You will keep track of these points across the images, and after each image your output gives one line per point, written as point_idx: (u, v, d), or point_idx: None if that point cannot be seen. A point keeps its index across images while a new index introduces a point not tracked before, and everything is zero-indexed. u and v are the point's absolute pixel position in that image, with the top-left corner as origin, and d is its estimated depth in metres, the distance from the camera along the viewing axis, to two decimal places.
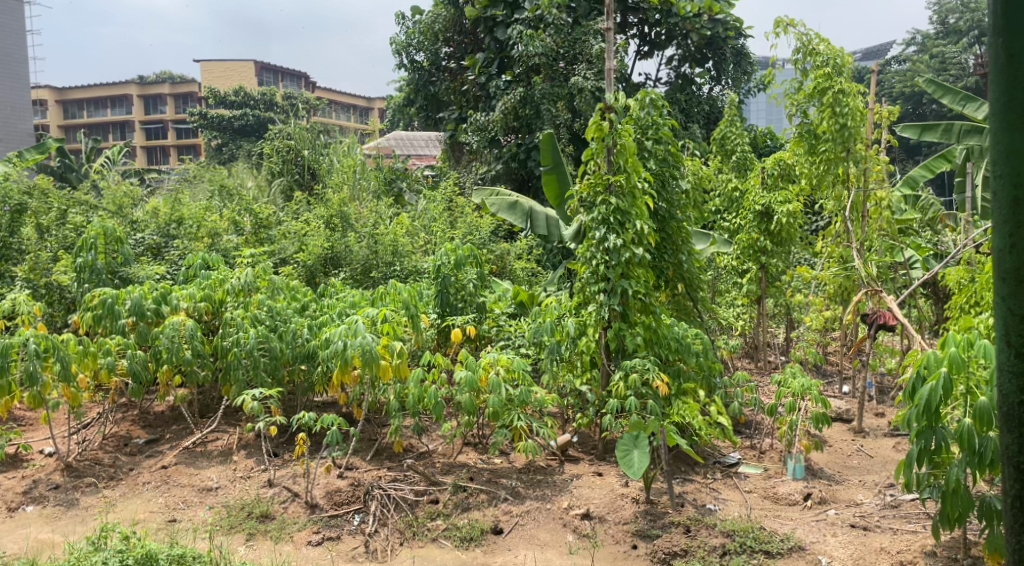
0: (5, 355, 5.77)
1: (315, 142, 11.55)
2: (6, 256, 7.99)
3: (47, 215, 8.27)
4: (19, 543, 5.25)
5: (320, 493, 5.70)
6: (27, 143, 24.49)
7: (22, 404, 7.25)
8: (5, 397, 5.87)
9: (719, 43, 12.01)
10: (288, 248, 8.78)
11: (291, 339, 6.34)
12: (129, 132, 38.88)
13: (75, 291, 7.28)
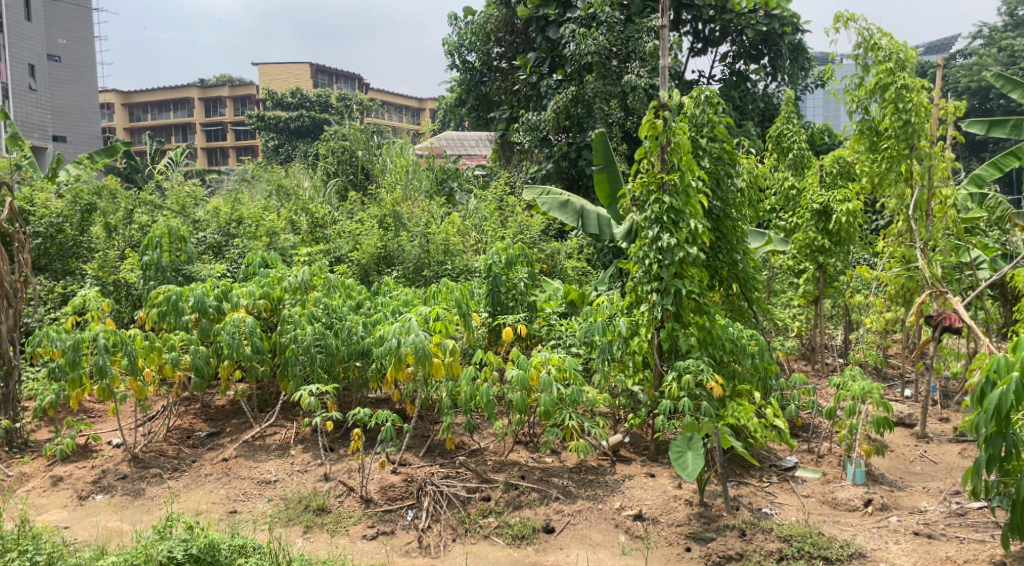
0: (76, 349, 5.98)
1: (369, 142, 11.68)
2: (77, 254, 8.38)
3: (116, 215, 8.54)
4: (89, 531, 5.44)
5: (374, 488, 5.77)
6: (99, 143, 26.07)
7: (91, 396, 7.49)
8: (76, 389, 6.07)
9: (774, 39, 11.84)
10: (342, 247, 8.89)
11: (347, 336, 6.42)
12: (190, 135, 39.95)
13: (141, 288, 7.50)
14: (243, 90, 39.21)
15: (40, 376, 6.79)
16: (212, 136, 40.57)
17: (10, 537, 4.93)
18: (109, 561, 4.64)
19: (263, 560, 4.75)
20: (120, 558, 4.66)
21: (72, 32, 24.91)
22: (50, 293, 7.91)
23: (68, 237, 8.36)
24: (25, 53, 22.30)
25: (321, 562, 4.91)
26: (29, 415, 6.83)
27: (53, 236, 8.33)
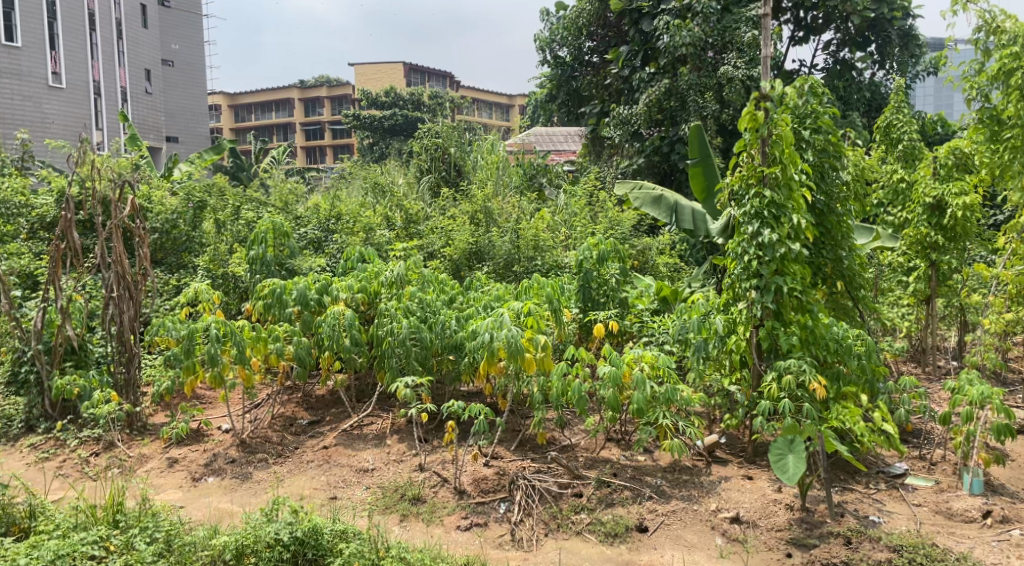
0: (191, 338, 6.26)
1: (461, 139, 11.79)
2: (190, 249, 8.82)
3: (224, 210, 8.91)
4: (202, 511, 5.66)
5: (467, 480, 5.85)
6: (206, 143, 28.42)
7: (202, 384, 7.81)
8: (190, 376, 6.33)
9: (883, 24, 11.50)
10: (435, 243, 9.00)
11: (440, 330, 6.52)
12: (294, 134, 43.72)
13: (248, 281, 7.86)
14: (340, 90, 42.63)
15: (159, 362, 7.14)
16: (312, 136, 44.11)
17: (131, 514, 5.17)
18: (219, 542, 4.83)
19: (363, 546, 4.87)
20: (230, 539, 4.85)
21: (183, 38, 28.11)
22: (165, 285, 8.31)
23: (182, 232, 8.78)
24: (141, 59, 24.83)
25: (418, 550, 5.00)
26: (148, 400, 7.19)
27: (169, 231, 8.71)
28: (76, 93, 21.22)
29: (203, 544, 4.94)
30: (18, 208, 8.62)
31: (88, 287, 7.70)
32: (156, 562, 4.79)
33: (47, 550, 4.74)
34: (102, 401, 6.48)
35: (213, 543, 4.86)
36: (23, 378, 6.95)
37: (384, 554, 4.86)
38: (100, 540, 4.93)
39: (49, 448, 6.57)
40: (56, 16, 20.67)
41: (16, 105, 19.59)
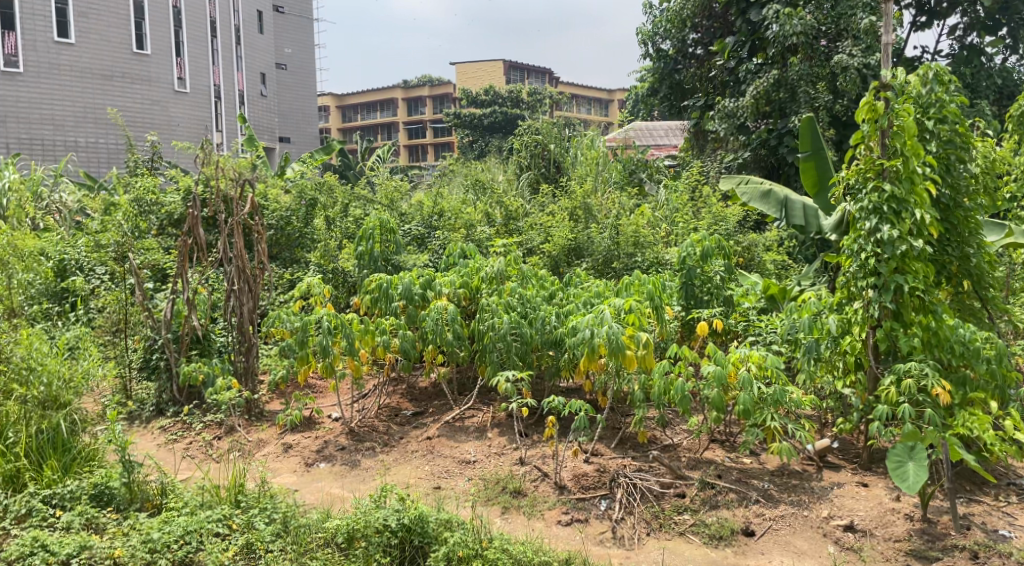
0: (305, 330, 6.51)
1: (561, 136, 11.77)
2: (302, 244, 9.16)
3: (333, 207, 9.31)
4: (315, 495, 5.82)
5: (568, 475, 5.84)
6: (315, 144, 32.70)
7: (314, 374, 8.10)
8: (303, 365, 6.60)
9: (1016, 7, 10.83)
10: (535, 239, 9.06)
11: (540, 326, 6.49)
12: (396, 132, 45.49)
13: (357, 275, 8.14)
14: (442, 89, 44.28)
15: (273, 352, 7.39)
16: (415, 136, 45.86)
17: (251, 495, 5.39)
18: (331, 525, 4.97)
19: (466, 535, 4.92)
20: (341, 523, 4.96)
21: None
22: (280, 279, 8.63)
23: (296, 228, 9.18)
24: (257, 64, 28.75)
25: (520, 542, 5.01)
26: (264, 387, 7.47)
27: (284, 226, 9.17)
28: (198, 97, 24.25)
29: (317, 526, 5.09)
30: (149, 206, 9.01)
31: (213, 279, 8.09)
32: (274, 542, 4.97)
33: (177, 525, 4.99)
34: (224, 388, 6.68)
35: (326, 526, 5.01)
36: (154, 365, 7.36)
37: (487, 545, 4.90)
38: (224, 518, 5.16)
39: (176, 430, 6.84)
40: (182, 25, 23.73)
41: (145, 108, 22.55)
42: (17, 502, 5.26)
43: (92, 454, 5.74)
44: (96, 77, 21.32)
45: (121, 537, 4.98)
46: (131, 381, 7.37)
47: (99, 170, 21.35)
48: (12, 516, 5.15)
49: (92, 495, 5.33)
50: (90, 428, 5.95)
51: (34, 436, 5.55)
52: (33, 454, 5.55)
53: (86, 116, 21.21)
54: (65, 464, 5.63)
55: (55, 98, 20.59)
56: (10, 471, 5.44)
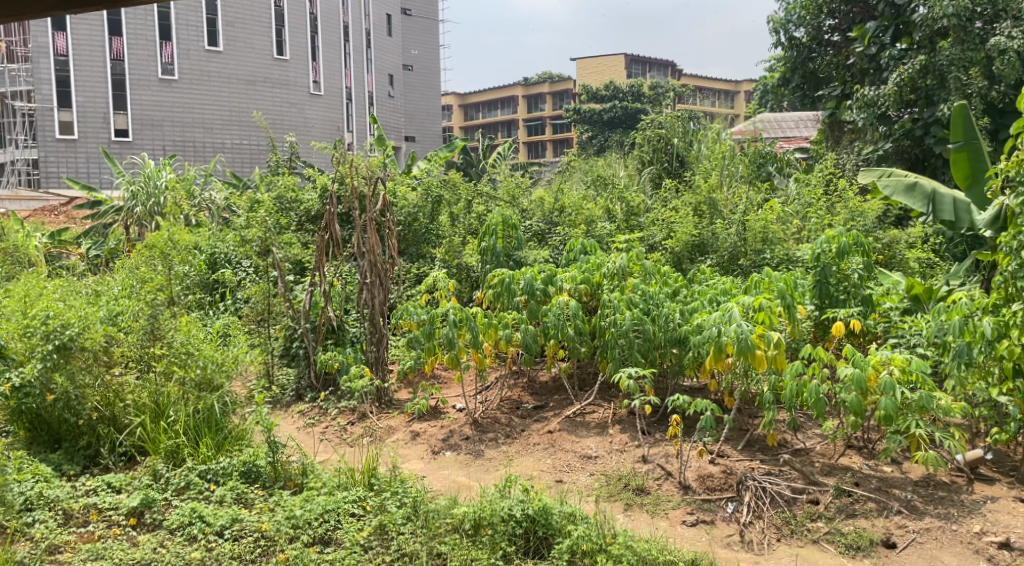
0: (432, 322, 6.65)
1: (686, 130, 11.47)
2: (429, 240, 9.24)
3: (458, 204, 9.57)
4: (442, 482, 5.89)
5: (692, 475, 5.71)
6: (438, 143, 33.23)
7: (439, 366, 8.21)
8: (430, 357, 6.73)
9: None
10: (657, 235, 8.87)
11: (664, 323, 6.38)
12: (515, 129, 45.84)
13: (480, 271, 8.24)
14: (563, 85, 44.25)
15: (402, 343, 7.58)
16: (533, 132, 45.46)
17: (383, 479, 5.53)
18: (459, 512, 5.02)
19: (590, 530, 4.87)
20: (469, 510, 5.03)
21: None
22: (408, 274, 8.84)
23: (422, 224, 9.32)
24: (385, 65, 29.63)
25: (645, 540, 4.91)
26: (393, 376, 7.63)
27: (410, 224, 9.30)
28: (332, 99, 25.18)
29: (445, 512, 5.12)
30: (290, 203, 9.37)
31: (346, 273, 8.34)
32: (405, 524, 5.03)
33: (317, 504, 5.15)
34: (357, 376, 6.93)
35: (454, 512, 5.05)
36: (293, 353, 7.75)
37: (611, 540, 4.83)
38: (359, 499, 5.31)
39: (315, 415, 7.11)
40: (317, 30, 24.77)
41: (286, 111, 23.55)
42: (177, 475, 5.50)
43: (241, 435, 5.96)
44: (241, 82, 22.39)
45: (268, 512, 5.17)
46: (273, 367, 7.54)
47: (244, 170, 22.18)
48: (173, 488, 5.38)
49: (242, 472, 5.55)
50: (239, 410, 6.21)
51: (192, 415, 5.86)
52: (191, 431, 5.83)
53: (233, 119, 22.25)
54: (218, 442, 5.86)
55: (206, 102, 21.71)
56: (171, 446, 5.73)
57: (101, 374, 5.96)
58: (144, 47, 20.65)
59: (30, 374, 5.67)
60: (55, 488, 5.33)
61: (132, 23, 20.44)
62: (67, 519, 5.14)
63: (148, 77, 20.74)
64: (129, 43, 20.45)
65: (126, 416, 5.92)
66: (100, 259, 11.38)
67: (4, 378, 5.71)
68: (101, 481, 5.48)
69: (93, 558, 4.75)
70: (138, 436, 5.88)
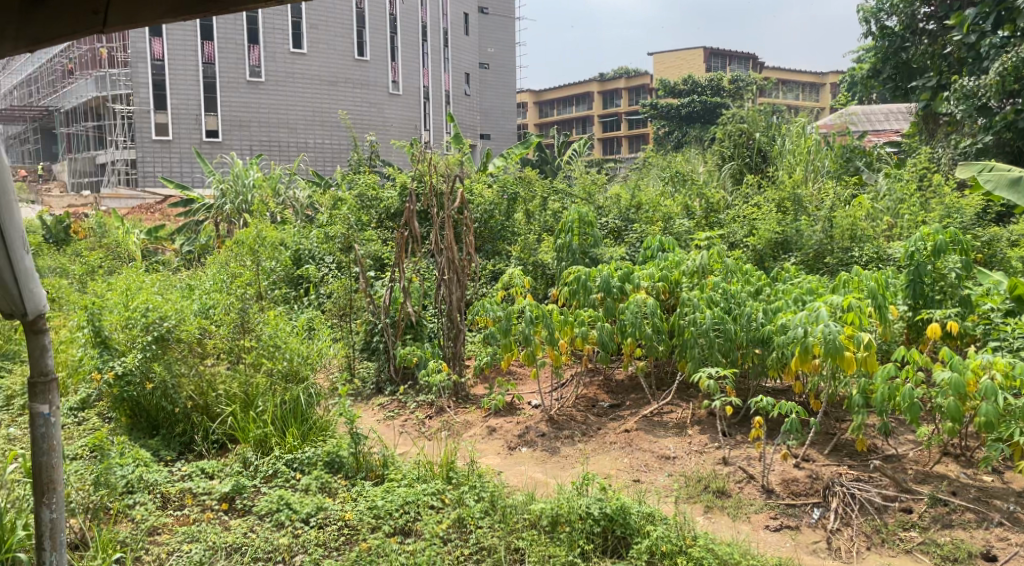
0: (509, 318, 6.64)
1: (768, 124, 11.14)
2: (505, 237, 9.23)
3: (533, 202, 9.56)
4: (518, 477, 5.85)
5: (776, 479, 5.56)
6: (513, 140, 33.25)
7: (515, 362, 8.18)
8: (507, 354, 6.72)
9: None
10: (738, 232, 8.63)
11: (746, 322, 6.22)
12: (590, 125, 45.57)
13: (556, 268, 8.19)
14: (641, 80, 43.73)
15: (479, 339, 7.59)
16: (607, 128, 45.48)
17: (461, 473, 5.52)
18: (537, 508, 4.97)
19: (669, 531, 4.78)
20: (547, 506, 4.97)
21: None
22: (484, 271, 8.86)
23: (498, 222, 9.27)
24: (462, 63, 29.79)
25: (727, 543, 4.79)
26: (469, 371, 7.63)
27: (487, 221, 9.32)
28: (410, 99, 25.28)
29: (522, 508, 5.10)
30: (371, 201, 9.46)
31: (424, 269, 8.38)
32: (483, 518, 5.02)
33: (398, 496, 5.17)
34: (436, 370, 6.97)
35: (531, 508, 5.01)
36: (373, 347, 7.83)
37: (692, 542, 4.72)
38: (438, 492, 5.31)
39: (394, 408, 7.16)
40: (397, 31, 24.77)
41: (365, 111, 23.88)
42: (266, 463, 5.60)
43: (325, 426, 6.01)
44: (323, 83, 22.83)
45: (351, 501, 5.22)
46: (354, 360, 7.66)
47: (325, 168, 22.86)
48: (261, 475, 5.47)
49: (326, 462, 5.62)
50: (324, 402, 6.28)
51: (279, 405, 5.95)
52: (278, 421, 5.92)
53: (315, 120, 22.70)
54: (303, 432, 5.94)
55: (290, 103, 22.22)
56: (260, 435, 5.81)
57: (196, 363, 6.09)
58: (234, 50, 21.26)
59: (131, 363, 5.89)
60: (153, 472, 5.43)
61: (222, 27, 21.12)
62: (164, 502, 5.24)
63: (236, 80, 21.40)
64: (219, 47, 21.10)
65: (218, 406, 6.03)
66: (192, 255, 11.73)
67: (107, 365, 5.97)
68: (196, 467, 5.59)
69: (189, 540, 4.86)
70: (229, 425, 5.96)
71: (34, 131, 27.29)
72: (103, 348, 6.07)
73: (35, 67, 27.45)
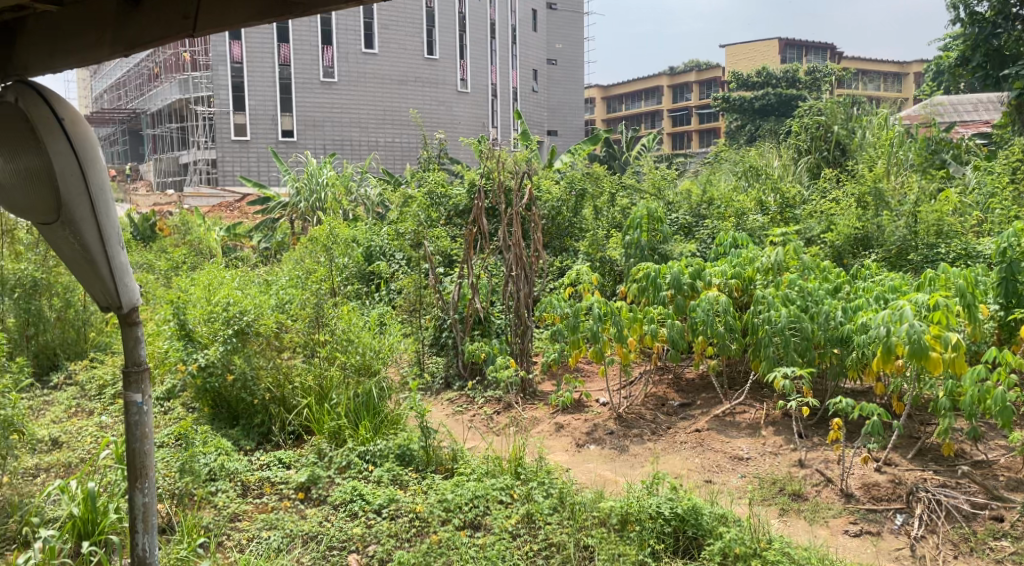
0: (577, 315, 6.57)
1: (848, 116, 10.81)
2: (572, 234, 9.29)
3: (601, 197, 9.45)
4: (586, 475, 5.79)
5: (856, 484, 5.38)
6: (580, 136, 33.08)
7: (584, 359, 8.11)
8: (575, 350, 6.67)
9: None
10: (815, 228, 8.42)
11: (824, 321, 6.04)
12: (660, 121, 45.10)
13: (624, 265, 8.08)
14: (712, 73, 43.06)
15: (547, 335, 7.54)
16: (678, 122, 45.03)
17: (530, 468, 5.47)
18: (606, 505, 4.89)
19: (743, 534, 4.66)
20: (616, 504, 4.90)
21: None
22: (551, 269, 8.84)
23: (565, 218, 9.34)
24: (530, 60, 29.77)
25: (803, 548, 4.65)
26: (537, 367, 7.59)
27: (555, 218, 9.33)
28: (478, 95, 25.47)
29: (592, 505, 5.02)
30: (440, 198, 9.48)
31: (492, 266, 8.37)
32: (552, 514, 4.96)
33: (468, 489, 5.15)
34: (504, 365, 6.93)
35: (601, 505, 4.94)
36: (442, 342, 7.87)
37: (767, 546, 4.59)
38: (506, 487, 5.27)
39: (462, 403, 7.17)
40: (466, 28, 24.99)
41: (434, 109, 24.02)
42: (339, 454, 5.64)
43: (396, 419, 6.05)
44: (394, 82, 23.05)
45: (421, 494, 5.21)
46: (424, 354, 7.70)
47: (395, 167, 23.08)
48: (335, 466, 5.52)
49: (397, 455, 5.65)
50: (395, 396, 6.34)
51: (353, 399, 6.05)
52: (352, 414, 6.00)
53: (386, 118, 22.94)
54: (375, 426, 5.98)
55: (361, 101, 22.48)
56: (334, 427, 5.89)
57: (274, 356, 6.22)
58: (308, 52, 21.56)
59: (213, 355, 5.98)
60: (234, 461, 5.55)
61: (297, 30, 21.45)
62: (245, 490, 5.34)
63: (311, 80, 21.72)
64: (295, 49, 21.42)
65: (294, 398, 6.13)
66: (268, 252, 11.95)
67: (191, 357, 6.07)
68: (273, 457, 5.67)
69: (268, 527, 4.92)
70: (305, 416, 6.09)
71: (122, 133, 28.27)
72: (188, 341, 6.21)
73: (123, 72, 28.44)
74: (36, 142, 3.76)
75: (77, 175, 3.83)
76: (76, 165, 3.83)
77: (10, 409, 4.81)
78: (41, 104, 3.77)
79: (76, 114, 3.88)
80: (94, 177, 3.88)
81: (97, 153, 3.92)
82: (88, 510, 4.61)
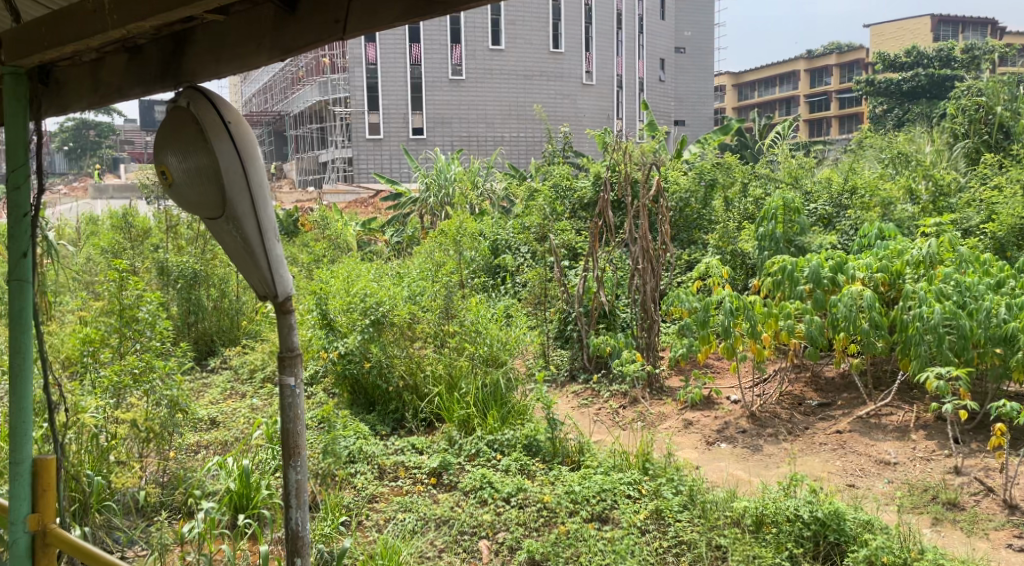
0: (706, 309, 6.33)
1: (1012, 96, 10.00)
2: (700, 226, 8.94)
3: (732, 187, 9.07)
4: (718, 474, 5.53)
5: (1020, 494, 4.95)
6: (710, 125, 32.33)
7: (713, 354, 7.82)
8: (706, 345, 6.40)
9: None
10: (973, 219, 7.86)
11: (984, 318, 5.55)
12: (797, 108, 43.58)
13: (757, 257, 7.74)
14: (853, 55, 41.13)
15: (674, 330, 7.31)
16: (815, 108, 43.24)
17: (658, 465, 5.28)
18: (739, 505, 4.66)
19: (891, 541, 4.30)
20: (751, 504, 4.65)
21: None
22: (679, 262, 8.56)
23: (694, 210, 8.99)
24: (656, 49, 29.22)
25: (960, 559, 4.26)
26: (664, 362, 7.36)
27: (682, 209, 9.00)
28: (603, 88, 24.91)
29: (725, 503, 4.79)
30: (565, 190, 9.34)
31: (619, 259, 8.18)
32: (682, 512, 4.77)
33: (595, 483, 5.00)
34: (629, 359, 6.80)
35: (733, 504, 4.70)
36: (567, 335, 7.74)
37: (918, 556, 4.23)
38: (634, 482, 5.10)
39: (587, 396, 7.01)
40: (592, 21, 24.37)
41: (560, 103, 23.94)
42: (469, 442, 5.60)
43: (522, 410, 5.91)
44: (520, 77, 23.08)
45: (548, 485, 5.09)
46: (549, 347, 7.59)
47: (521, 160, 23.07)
48: (465, 454, 5.47)
49: (524, 445, 5.56)
50: (523, 387, 6.27)
51: (481, 388, 5.98)
52: (480, 403, 5.93)
53: (513, 113, 23.10)
54: (502, 415, 5.89)
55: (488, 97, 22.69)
56: (463, 415, 5.83)
57: (406, 345, 6.26)
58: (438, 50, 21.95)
59: (352, 344, 6.11)
60: (371, 445, 5.59)
61: (427, 30, 21.94)
62: (381, 472, 5.37)
63: (439, 78, 22.06)
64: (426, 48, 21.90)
65: (426, 386, 6.12)
66: (398, 245, 12.14)
67: (333, 345, 6.22)
68: (407, 443, 5.69)
69: (402, 509, 4.93)
70: (436, 404, 6.02)
71: (266, 134, 29.52)
72: (329, 329, 6.33)
73: (266, 76, 29.74)
74: (202, 141, 3.39)
75: (243, 174, 3.43)
76: (242, 164, 3.43)
77: (177, 390, 5.00)
78: (210, 106, 3.40)
79: (241, 113, 3.50)
80: (259, 176, 3.47)
81: (261, 152, 3.51)
82: (243, 485, 4.76)
